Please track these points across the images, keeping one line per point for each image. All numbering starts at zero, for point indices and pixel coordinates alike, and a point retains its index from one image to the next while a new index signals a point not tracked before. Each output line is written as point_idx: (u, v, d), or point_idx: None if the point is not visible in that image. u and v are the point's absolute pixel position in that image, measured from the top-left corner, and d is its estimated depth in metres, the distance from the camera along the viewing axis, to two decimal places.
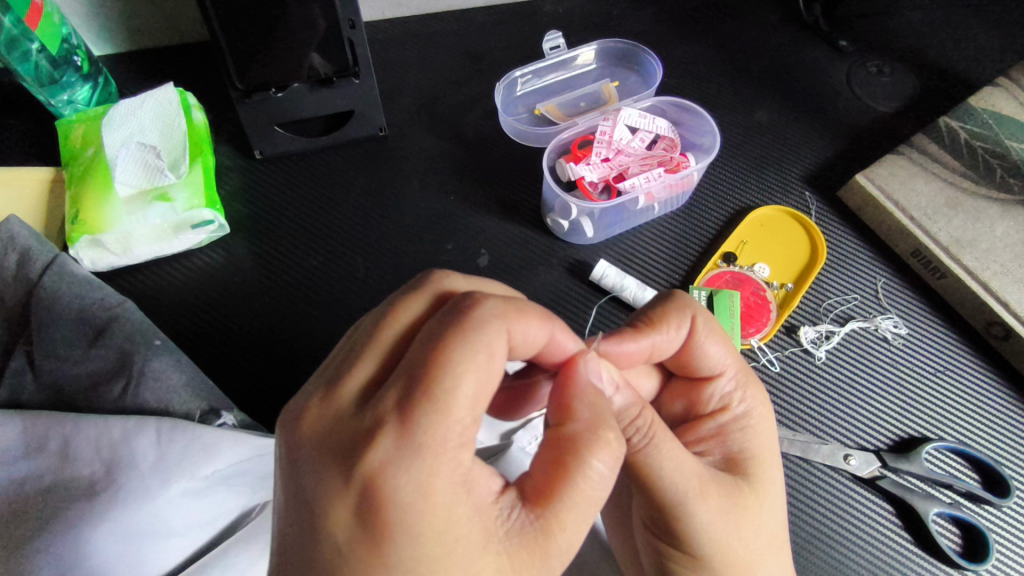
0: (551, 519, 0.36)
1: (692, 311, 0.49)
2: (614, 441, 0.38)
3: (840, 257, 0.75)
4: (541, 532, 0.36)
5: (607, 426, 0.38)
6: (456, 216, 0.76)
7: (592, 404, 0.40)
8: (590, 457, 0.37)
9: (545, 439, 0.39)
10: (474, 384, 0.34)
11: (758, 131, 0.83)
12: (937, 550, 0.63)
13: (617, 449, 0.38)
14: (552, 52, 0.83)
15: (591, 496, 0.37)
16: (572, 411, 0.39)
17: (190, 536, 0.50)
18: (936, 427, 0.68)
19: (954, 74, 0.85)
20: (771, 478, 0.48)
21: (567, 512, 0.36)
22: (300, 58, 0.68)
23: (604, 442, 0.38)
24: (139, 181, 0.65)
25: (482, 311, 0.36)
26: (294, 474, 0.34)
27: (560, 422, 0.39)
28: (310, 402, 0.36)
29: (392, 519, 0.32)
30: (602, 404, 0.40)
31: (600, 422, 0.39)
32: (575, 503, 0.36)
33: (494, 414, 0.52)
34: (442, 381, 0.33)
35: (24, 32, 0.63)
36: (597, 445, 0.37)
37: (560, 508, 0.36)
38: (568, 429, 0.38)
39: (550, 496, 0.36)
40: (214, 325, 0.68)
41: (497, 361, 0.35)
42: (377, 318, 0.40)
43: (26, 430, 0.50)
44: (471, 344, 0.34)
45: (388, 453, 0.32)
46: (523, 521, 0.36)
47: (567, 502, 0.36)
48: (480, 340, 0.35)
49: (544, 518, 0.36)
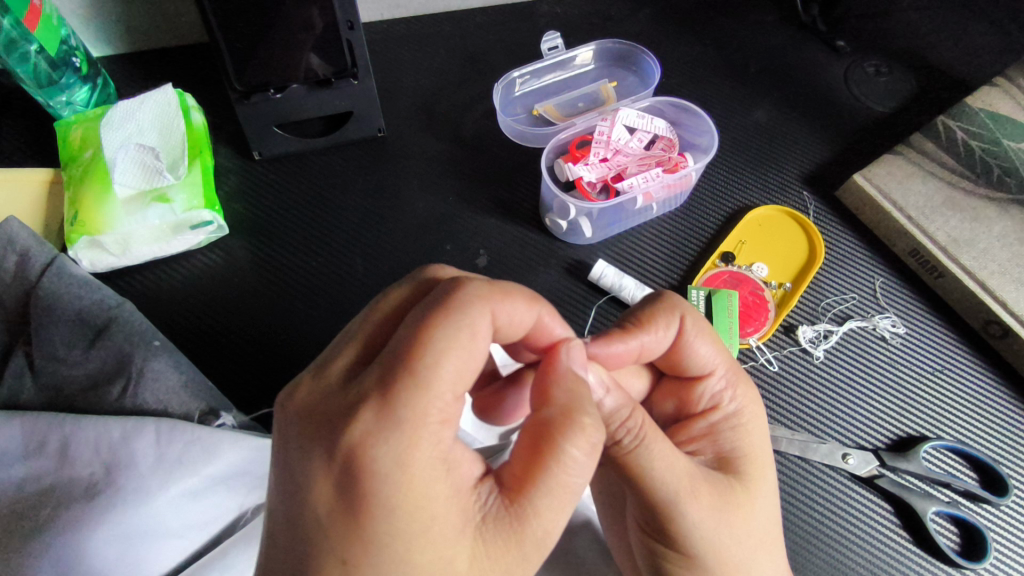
0: (526, 506, 0.36)
1: (681, 311, 0.49)
2: (589, 427, 0.37)
3: (838, 255, 0.76)
4: (516, 518, 0.36)
5: (583, 412, 0.38)
6: (455, 217, 0.76)
7: (570, 390, 0.39)
8: (567, 444, 0.36)
9: (525, 427, 0.39)
10: (456, 361, 0.34)
11: (756, 131, 0.83)
12: (936, 549, 0.63)
13: (593, 435, 0.37)
14: (551, 53, 0.83)
15: (569, 482, 0.36)
16: (550, 397, 0.39)
17: (189, 536, 0.50)
18: (934, 427, 0.68)
19: (950, 74, 0.85)
20: (764, 476, 0.48)
21: (543, 499, 0.36)
22: (298, 60, 0.68)
23: (580, 428, 0.37)
24: (138, 182, 0.66)
25: (467, 292, 0.37)
26: (283, 452, 0.35)
27: (539, 411, 0.39)
28: (301, 380, 0.37)
29: (372, 489, 0.32)
30: (579, 392, 0.39)
31: (576, 408, 0.38)
32: (552, 490, 0.36)
33: (481, 417, 0.51)
34: (424, 357, 0.33)
35: (23, 33, 0.63)
36: (573, 431, 0.37)
37: (536, 496, 0.36)
38: (544, 414, 0.38)
39: (526, 484, 0.36)
40: (213, 327, 0.68)
41: (481, 341, 0.36)
42: (368, 305, 0.40)
43: (26, 431, 0.50)
44: (453, 322, 0.35)
45: (369, 424, 0.33)
46: (500, 507, 0.36)
47: (543, 489, 0.36)
48: (463, 318, 0.35)
49: (519, 505, 0.36)
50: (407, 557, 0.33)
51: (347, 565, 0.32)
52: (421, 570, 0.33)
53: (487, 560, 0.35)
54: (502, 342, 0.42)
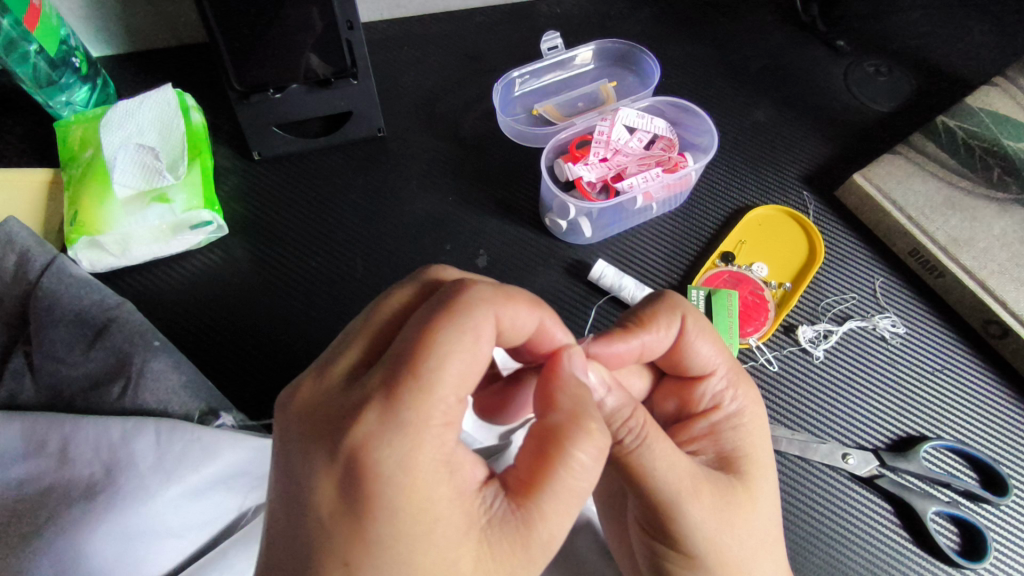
0: (532, 510, 0.36)
1: (682, 311, 0.49)
2: (595, 432, 0.37)
3: (838, 255, 0.76)
4: (522, 521, 0.36)
5: (590, 417, 0.38)
6: (455, 217, 0.76)
7: (576, 395, 0.39)
8: (572, 448, 0.36)
9: (531, 430, 0.39)
10: (460, 365, 0.34)
11: (756, 131, 0.83)
12: (936, 549, 0.63)
13: (599, 440, 0.37)
14: (551, 53, 0.83)
15: (574, 485, 0.36)
16: (555, 402, 0.39)
17: (189, 536, 0.50)
18: (934, 427, 0.68)
19: (950, 73, 0.85)
20: (765, 476, 0.48)
21: (549, 502, 0.36)
22: (297, 60, 0.68)
23: (587, 433, 0.37)
24: (137, 182, 0.66)
25: (471, 295, 0.37)
26: (285, 453, 0.35)
27: (543, 414, 0.39)
28: (303, 381, 0.37)
29: (375, 491, 0.32)
30: (585, 398, 0.39)
31: (582, 413, 0.38)
32: (557, 494, 0.36)
33: (482, 417, 0.51)
34: (428, 361, 0.33)
35: (23, 33, 0.64)
36: (580, 435, 0.37)
37: (541, 499, 0.36)
38: (551, 419, 0.38)
39: (532, 487, 0.36)
40: (213, 327, 0.68)
41: (485, 344, 0.35)
42: (370, 306, 0.40)
43: (25, 431, 0.50)
44: (458, 325, 0.35)
45: (372, 426, 0.33)
46: (505, 510, 0.36)
47: (549, 492, 0.36)
48: (467, 322, 0.35)
49: (524, 508, 0.36)
50: (411, 558, 0.33)
51: (349, 566, 0.32)
52: (425, 572, 0.33)
53: (492, 563, 0.35)
54: (505, 344, 0.42)
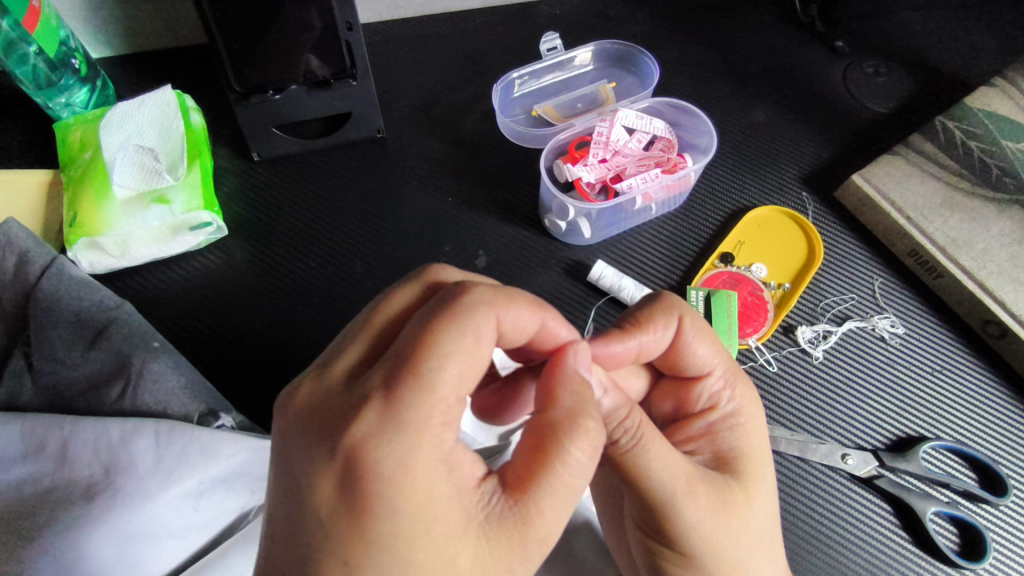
0: (530, 505, 0.36)
1: (679, 311, 0.49)
2: (593, 430, 0.37)
3: (837, 255, 0.76)
4: (519, 518, 0.36)
5: (588, 415, 0.38)
6: (454, 217, 0.76)
7: (576, 393, 0.39)
8: (568, 445, 0.37)
9: (528, 428, 0.39)
10: (460, 365, 0.34)
11: (755, 132, 0.83)
12: (936, 549, 0.63)
13: (596, 438, 0.37)
14: (549, 54, 0.83)
15: (571, 482, 0.37)
16: (555, 400, 0.39)
17: (189, 537, 0.50)
18: (932, 427, 0.68)
19: (949, 73, 0.85)
20: (762, 476, 0.48)
21: (546, 498, 0.36)
22: (296, 61, 0.68)
23: (584, 430, 0.37)
24: (137, 183, 0.66)
25: (472, 296, 0.37)
26: (285, 453, 0.35)
27: (542, 412, 0.39)
28: (302, 381, 0.37)
29: (374, 491, 0.32)
30: (585, 395, 0.39)
31: (580, 411, 0.38)
32: (554, 490, 0.36)
33: (480, 417, 0.51)
34: (429, 361, 0.33)
35: (22, 35, 0.64)
36: (576, 433, 0.37)
37: (538, 495, 0.36)
38: (549, 417, 0.38)
39: (529, 483, 0.36)
40: (212, 329, 0.68)
41: (485, 345, 0.36)
42: (370, 307, 0.40)
43: (24, 433, 0.50)
44: (459, 326, 0.35)
45: (372, 426, 0.33)
46: (503, 507, 0.36)
47: (545, 488, 0.36)
48: (467, 322, 0.35)
49: (522, 504, 0.36)
50: (409, 556, 0.33)
51: (349, 566, 0.32)
52: (424, 569, 0.33)
53: (490, 560, 0.35)
54: (505, 345, 0.42)
